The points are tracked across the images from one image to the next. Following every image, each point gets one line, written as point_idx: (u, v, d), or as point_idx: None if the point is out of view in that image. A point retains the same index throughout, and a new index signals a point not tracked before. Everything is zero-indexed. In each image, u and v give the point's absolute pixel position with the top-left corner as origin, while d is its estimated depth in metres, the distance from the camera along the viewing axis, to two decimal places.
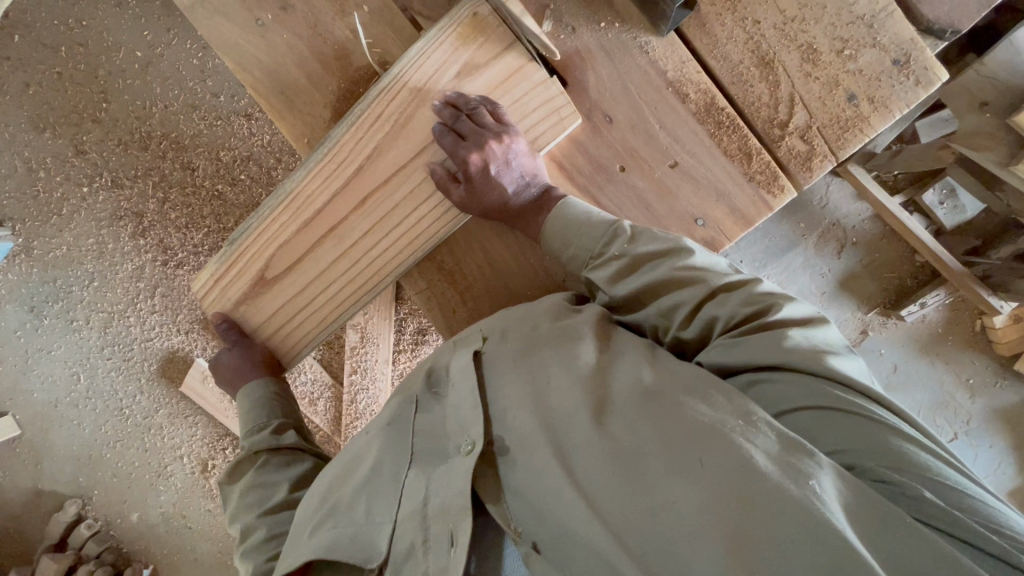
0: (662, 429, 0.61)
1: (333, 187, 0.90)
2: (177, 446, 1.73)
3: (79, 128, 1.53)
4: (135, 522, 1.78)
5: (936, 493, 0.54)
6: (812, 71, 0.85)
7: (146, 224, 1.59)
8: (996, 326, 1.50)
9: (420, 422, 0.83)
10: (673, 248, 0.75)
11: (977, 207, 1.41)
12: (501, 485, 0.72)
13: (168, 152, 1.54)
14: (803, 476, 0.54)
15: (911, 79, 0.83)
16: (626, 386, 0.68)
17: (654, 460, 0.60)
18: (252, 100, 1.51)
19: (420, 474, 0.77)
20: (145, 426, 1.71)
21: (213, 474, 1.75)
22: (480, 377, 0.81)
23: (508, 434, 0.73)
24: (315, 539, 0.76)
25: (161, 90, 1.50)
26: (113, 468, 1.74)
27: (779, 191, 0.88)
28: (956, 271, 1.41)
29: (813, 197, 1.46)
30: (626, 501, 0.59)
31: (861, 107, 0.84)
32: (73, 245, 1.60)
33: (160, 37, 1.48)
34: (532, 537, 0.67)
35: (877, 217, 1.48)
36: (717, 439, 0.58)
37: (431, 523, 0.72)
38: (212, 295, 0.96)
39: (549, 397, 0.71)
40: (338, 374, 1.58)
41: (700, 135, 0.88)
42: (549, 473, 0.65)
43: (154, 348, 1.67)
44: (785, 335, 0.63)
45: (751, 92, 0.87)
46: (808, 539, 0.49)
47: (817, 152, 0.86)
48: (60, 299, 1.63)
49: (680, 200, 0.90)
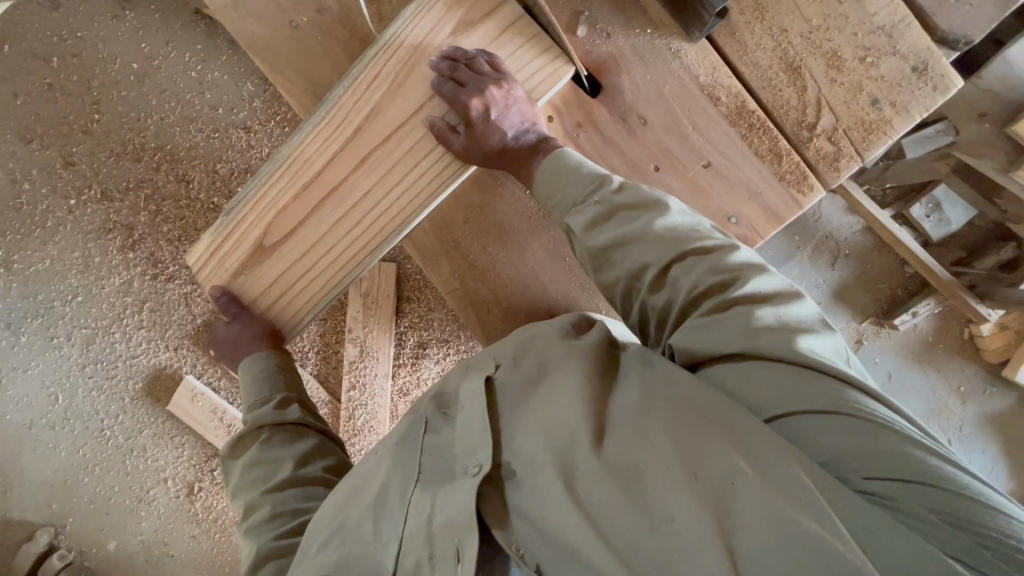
0: (659, 440, 0.64)
1: (331, 146, 0.89)
2: (160, 469, 1.65)
3: (68, 139, 1.49)
4: (113, 551, 1.68)
5: (922, 503, 0.54)
6: (837, 77, 0.89)
7: (136, 237, 1.55)
8: (983, 334, 1.55)
9: (427, 442, 0.82)
10: (647, 206, 0.76)
11: (964, 217, 1.48)
12: (507, 507, 0.71)
13: (162, 164, 1.52)
14: (800, 483, 0.56)
15: (929, 85, 0.87)
16: (621, 405, 0.70)
17: (652, 473, 0.62)
18: (252, 113, 1.50)
19: (425, 492, 0.76)
20: (127, 447, 1.63)
21: (200, 497, 1.67)
22: (490, 401, 0.81)
23: (518, 447, 0.73)
24: (322, 556, 0.76)
25: (157, 102, 1.49)
26: (90, 494, 1.65)
27: (809, 190, 0.92)
28: (943, 279, 1.47)
29: (806, 212, 1.51)
30: (626, 516, 0.61)
31: (884, 111, 0.88)
32: (58, 259, 1.55)
33: (158, 49, 1.47)
34: (535, 556, 0.67)
35: (869, 229, 1.53)
36: (714, 456, 0.60)
37: (436, 541, 0.70)
38: (210, 268, 0.93)
39: (552, 423, 0.71)
40: (335, 390, 1.51)
41: (732, 137, 0.92)
42: (553, 492, 0.66)
43: (140, 365, 1.61)
44: (752, 316, 0.64)
45: (779, 96, 0.91)
46: (804, 547, 0.52)
47: (844, 153, 0.90)
48: (40, 315, 1.57)
49: (714, 199, 0.94)
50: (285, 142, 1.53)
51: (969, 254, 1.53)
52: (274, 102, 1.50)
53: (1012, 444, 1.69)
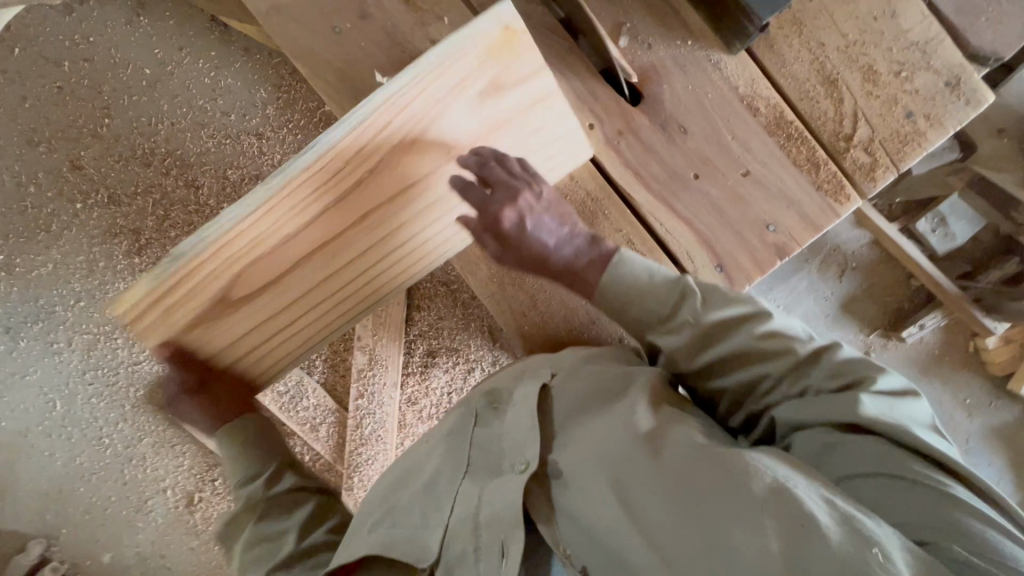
0: (725, 474, 0.69)
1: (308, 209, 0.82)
2: (159, 478, 1.61)
3: (77, 143, 1.48)
4: (108, 563, 1.65)
5: (986, 560, 0.60)
6: (873, 90, 0.98)
7: (143, 242, 1.54)
8: (988, 347, 1.59)
9: (478, 434, 0.93)
10: (753, 312, 0.83)
11: (968, 234, 1.48)
12: (552, 506, 0.81)
13: (172, 169, 1.51)
14: (863, 523, 0.61)
15: (962, 98, 0.97)
16: (690, 441, 0.76)
17: (717, 504, 0.67)
18: (265, 120, 1.50)
19: (475, 483, 0.87)
20: (126, 456, 1.59)
21: (200, 507, 1.63)
22: (541, 402, 0.93)
23: (575, 459, 0.83)
24: (373, 535, 0.86)
25: (169, 107, 1.49)
26: (85, 504, 1.61)
27: (845, 199, 0.99)
28: (950, 294, 1.52)
29: None
30: (688, 542, 0.67)
31: (918, 123, 0.98)
32: (61, 263, 1.53)
33: (172, 55, 1.47)
34: (581, 559, 0.76)
35: (875, 243, 1.55)
36: (784, 488, 0.65)
37: (482, 532, 0.80)
38: (151, 317, 0.81)
39: (611, 448, 0.80)
40: (342, 399, 1.49)
41: (771, 146, 1.00)
42: (613, 511, 0.74)
43: (142, 372, 1.57)
44: (859, 405, 0.71)
45: (818, 108, 1.00)
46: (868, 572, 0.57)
47: (879, 164, 0.99)
48: (40, 320, 1.54)
49: (751, 206, 1.00)
50: (297, 150, 1.52)
51: (974, 268, 1.57)
52: (288, 109, 1.51)
53: (1016, 457, 1.71)
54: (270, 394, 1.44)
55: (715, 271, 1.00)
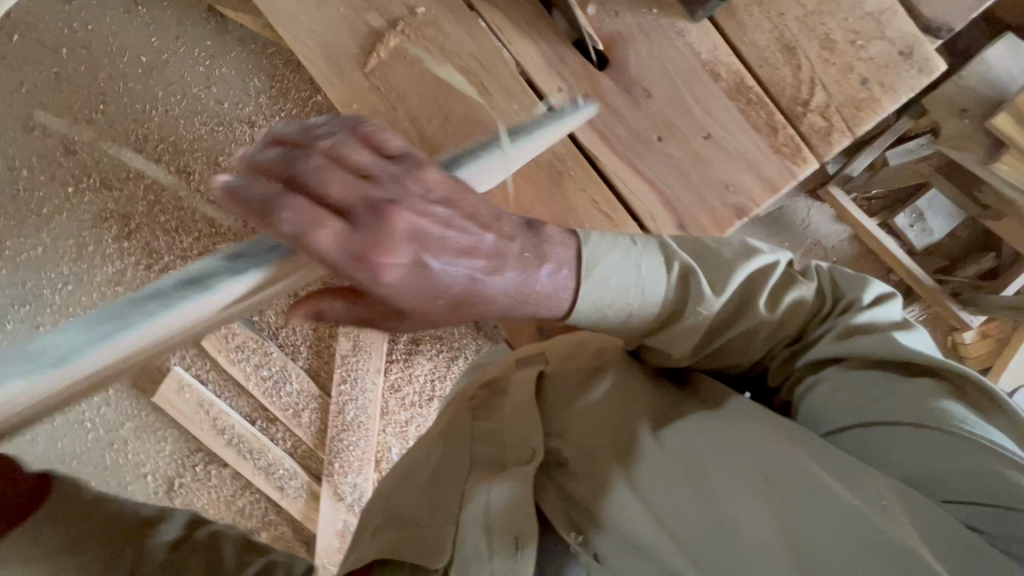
0: (725, 457, 0.83)
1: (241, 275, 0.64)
2: (141, 463, 1.59)
3: (71, 128, 1.50)
4: None
5: (995, 496, 0.73)
6: (829, 57, 1.00)
7: (133, 227, 1.56)
8: (966, 342, 1.66)
9: (478, 430, 1.01)
10: (762, 266, 0.90)
11: (945, 230, 1.56)
12: (558, 493, 0.94)
13: (164, 155, 1.52)
14: (842, 484, 0.77)
15: (914, 67, 0.99)
16: (693, 417, 0.89)
17: (723, 479, 0.82)
18: (257, 108, 1.53)
19: (478, 480, 0.96)
20: (108, 440, 1.56)
21: (180, 493, 1.62)
22: (539, 390, 1.03)
23: (580, 451, 0.94)
24: (380, 538, 0.91)
25: (163, 95, 1.51)
26: None
27: (802, 161, 1.02)
28: (927, 287, 1.53)
29: (795, 220, 1.57)
30: (705, 513, 0.81)
31: (873, 90, 1.00)
32: (52, 246, 1.53)
33: (167, 43, 1.50)
34: (596, 549, 0.88)
35: (857, 237, 1.59)
36: (774, 462, 0.81)
37: (494, 536, 0.88)
38: None
39: (614, 432, 0.93)
40: (326, 384, 1.55)
41: (732, 111, 1.02)
42: (625, 493, 0.87)
43: None
44: (856, 322, 0.87)
45: (777, 74, 1.01)
46: (846, 524, 0.74)
47: (835, 128, 1.01)
48: (27, 303, 1.53)
49: (714, 168, 1.02)
50: None
51: (952, 262, 1.62)
52: (282, 98, 1.54)
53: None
54: (254, 378, 1.49)
55: (676, 229, 1.03)
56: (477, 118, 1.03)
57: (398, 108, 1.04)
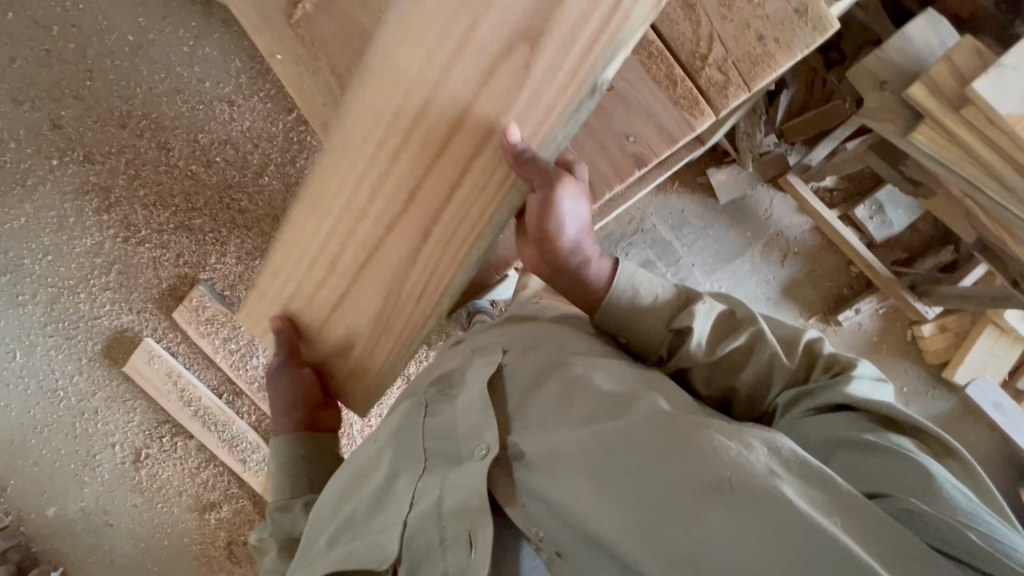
0: (678, 449, 0.63)
1: (538, 63, 0.69)
2: (109, 434, 1.63)
3: (58, 103, 1.51)
4: (52, 518, 1.64)
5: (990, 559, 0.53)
6: (727, 14, 0.91)
7: (112, 200, 1.56)
8: (924, 335, 1.70)
9: (430, 426, 0.84)
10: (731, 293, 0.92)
11: (902, 223, 1.65)
12: (517, 488, 0.74)
13: (145, 132, 1.55)
14: (814, 499, 0.57)
15: (808, 26, 0.88)
16: (648, 411, 0.70)
17: (670, 472, 0.62)
18: (237, 88, 1.55)
19: (433, 477, 0.78)
20: (78, 410, 1.61)
21: (146, 464, 1.65)
22: (497, 386, 0.87)
23: (542, 442, 0.75)
24: (332, 553, 0.77)
25: (148, 73, 1.53)
26: (35, 457, 1.61)
27: (700, 114, 0.93)
28: (884, 277, 1.63)
29: (759, 209, 1.70)
30: (644, 510, 0.61)
31: (768, 47, 0.90)
32: (33, 218, 1.54)
33: (154, 23, 1.52)
34: (556, 544, 0.67)
35: (817, 229, 1.71)
36: (740, 465, 0.59)
37: (448, 522, 0.71)
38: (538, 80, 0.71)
39: (569, 427, 0.74)
40: None
41: (635, 65, 0.94)
42: (567, 482, 0.68)
43: (102, 326, 1.61)
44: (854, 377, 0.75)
45: (676, 29, 0.92)
46: (829, 548, 0.51)
47: (732, 82, 0.91)
48: (8, 272, 1.55)
49: (615, 118, 0.96)
50: (266, 118, 1.58)
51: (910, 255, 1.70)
52: (261, 80, 1.56)
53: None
54: (223, 351, 1.66)
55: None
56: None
57: (320, 59, 0.93)
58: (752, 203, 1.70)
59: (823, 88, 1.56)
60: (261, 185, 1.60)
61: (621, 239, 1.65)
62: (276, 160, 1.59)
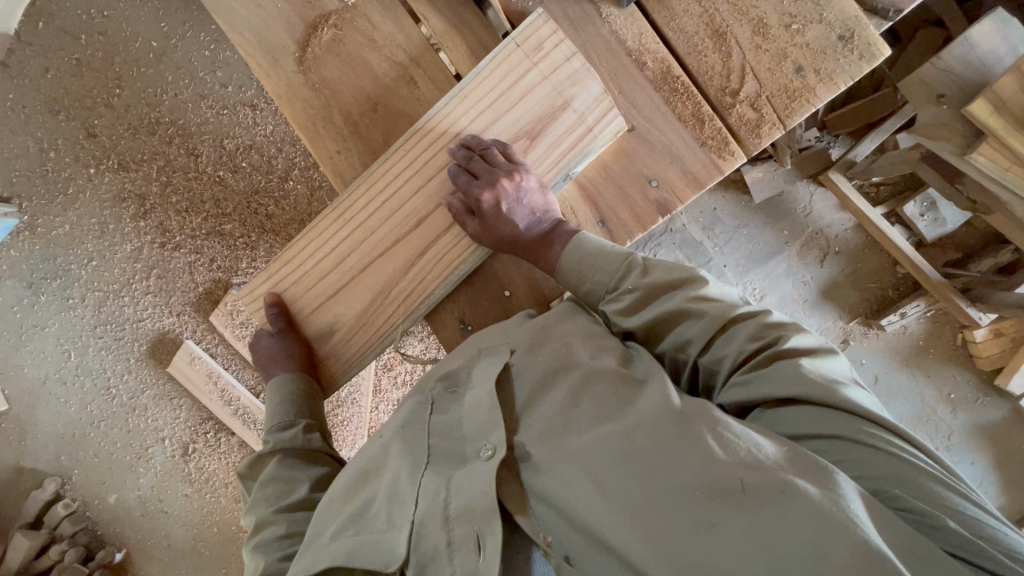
0: (683, 450, 0.61)
1: (531, 154, 0.85)
2: (159, 429, 1.73)
3: (91, 112, 1.54)
4: (112, 504, 1.77)
5: (983, 540, 0.55)
6: (762, 44, 0.86)
7: (147, 207, 1.61)
8: (977, 339, 1.60)
9: (434, 423, 0.80)
10: (686, 277, 0.77)
11: (957, 220, 1.53)
12: (524, 491, 0.70)
13: (173, 138, 1.57)
14: (836, 495, 0.55)
15: (855, 53, 0.84)
16: (654, 407, 0.67)
17: (679, 472, 0.60)
18: (260, 93, 1.55)
19: (438, 475, 0.74)
20: (131, 406, 1.72)
21: (194, 458, 1.75)
22: (509, 390, 0.79)
23: (548, 445, 0.70)
24: (335, 545, 0.73)
25: (172, 79, 1.54)
26: (95, 448, 1.73)
27: (730, 156, 0.88)
28: (935, 281, 1.53)
29: (797, 207, 1.61)
30: (656, 514, 0.59)
31: (808, 79, 0.85)
32: (77, 224, 1.61)
33: (176, 29, 1.52)
34: (564, 548, 0.65)
35: (859, 227, 1.62)
36: (752, 467, 0.58)
37: (454, 526, 0.69)
38: (500, 129, 0.85)
39: (578, 427, 0.70)
40: None
41: (656, 101, 0.89)
42: (577, 488, 0.65)
43: (145, 329, 1.68)
44: (799, 366, 0.67)
45: (704, 62, 0.88)
46: (856, 551, 0.50)
47: (765, 120, 0.87)
48: (59, 277, 1.64)
49: (636, 163, 0.89)
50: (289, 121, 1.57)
51: (964, 257, 1.61)
52: None
53: (1000, 456, 1.71)
54: None
55: (598, 226, 0.91)
56: (402, 112, 0.91)
57: (331, 103, 0.91)
58: (790, 199, 1.61)
59: (873, 76, 1.51)
60: (287, 189, 1.61)
61: (650, 240, 1.58)
62: (300, 164, 1.60)
